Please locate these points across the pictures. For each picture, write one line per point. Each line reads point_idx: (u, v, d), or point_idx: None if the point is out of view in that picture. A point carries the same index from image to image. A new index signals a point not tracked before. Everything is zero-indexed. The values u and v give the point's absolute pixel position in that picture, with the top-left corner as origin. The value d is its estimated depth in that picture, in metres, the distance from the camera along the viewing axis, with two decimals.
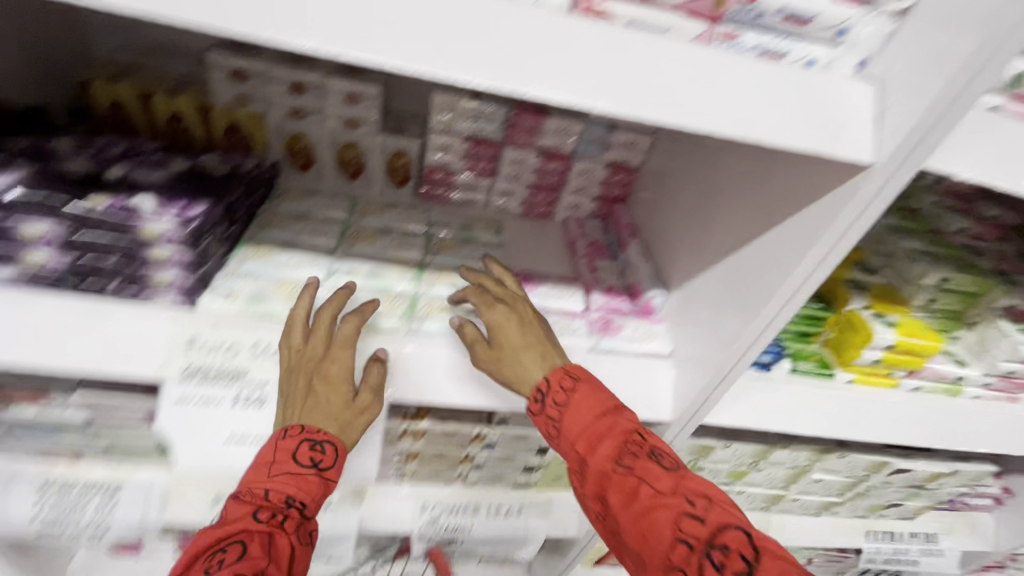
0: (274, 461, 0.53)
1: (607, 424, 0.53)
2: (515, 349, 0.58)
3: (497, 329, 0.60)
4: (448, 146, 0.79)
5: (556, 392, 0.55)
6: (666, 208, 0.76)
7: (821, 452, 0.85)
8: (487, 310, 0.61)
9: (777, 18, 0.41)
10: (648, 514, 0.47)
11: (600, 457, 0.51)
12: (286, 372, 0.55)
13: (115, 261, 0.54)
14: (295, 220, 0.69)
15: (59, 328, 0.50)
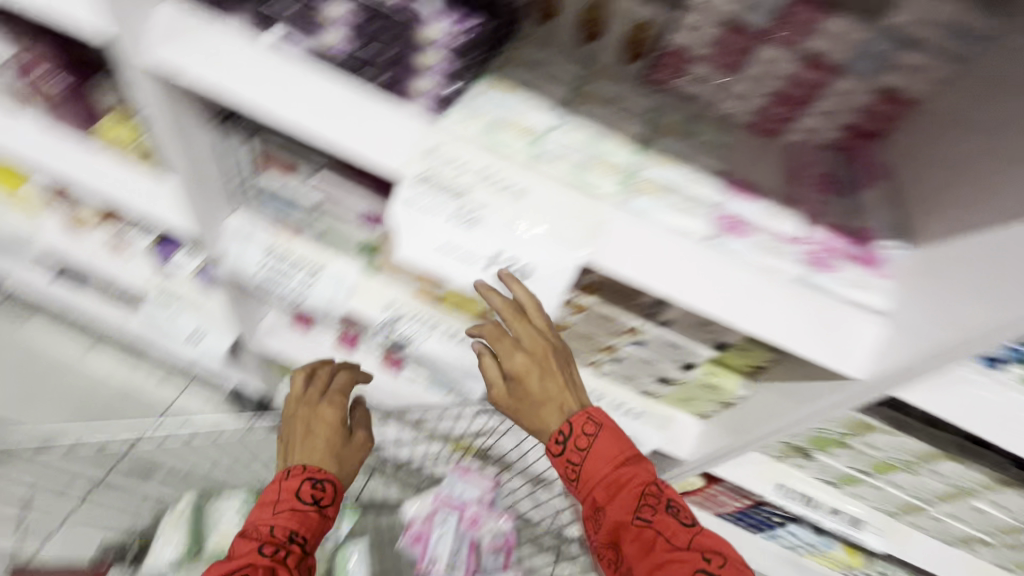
0: (277, 498, 0.75)
1: (623, 473, 0.68)
2: (539, 398, 0.69)
3: (518, 370, 0.67)
4: (699, 26, 0.64)
5: (580, 437, 0.68)
6: (943, 157, 0.64)
7: (1000, 480, 0.74)
8: (508, 357, 0.68)
9: None
10: (660, 562, 0.63)
11: (615, 510, 0.67)
12: (291, 416, 0.86)
13: (391, 56, 0.59)
14: (534, 63, 0.68)
15: (337, 105, 0.58)
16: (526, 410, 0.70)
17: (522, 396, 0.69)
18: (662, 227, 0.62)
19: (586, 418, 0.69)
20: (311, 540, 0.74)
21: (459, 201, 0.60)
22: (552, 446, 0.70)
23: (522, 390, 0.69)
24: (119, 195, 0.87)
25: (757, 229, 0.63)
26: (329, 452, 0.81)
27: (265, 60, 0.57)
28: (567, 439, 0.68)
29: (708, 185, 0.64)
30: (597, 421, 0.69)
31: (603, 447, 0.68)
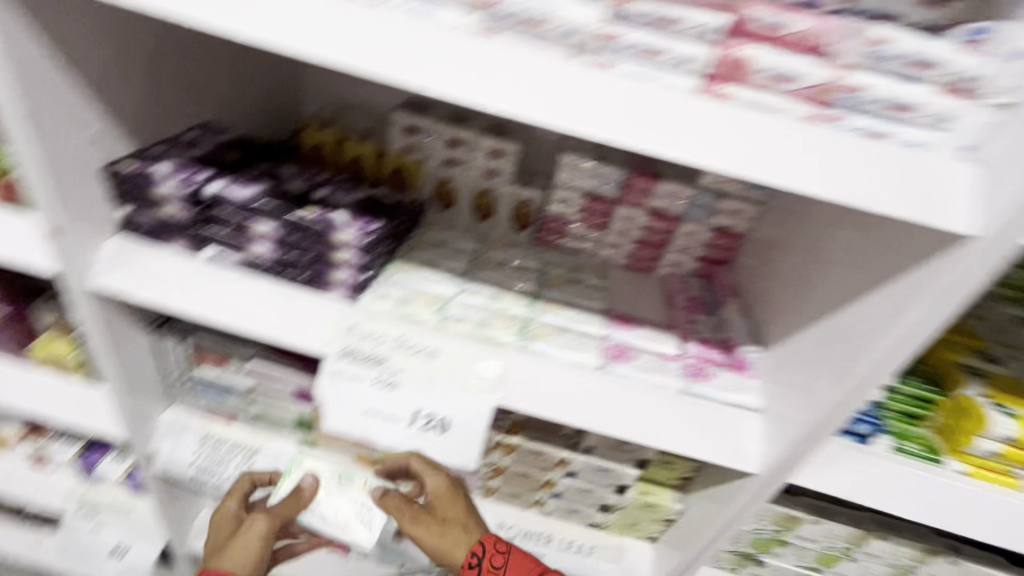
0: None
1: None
2: (456, 509, 0.77)
3: (438, 489, 0.76)
4: (567, 199, 0.91)
5: (495, 555, 0.72)
6: (780, 281, 0.78)
7: (906, 548, 0.79)
8: (432, 475, 0.77)
9: (903, 62, 0.45)
10: None
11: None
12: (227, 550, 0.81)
13: (309, 261, 0.69)
14: (435, 246, 0.84)
15: (261, 306, 0.68)
16: (444, 535, 0.76)
17: (437, 519, 0.77)
18: (567, 365, 0.69)
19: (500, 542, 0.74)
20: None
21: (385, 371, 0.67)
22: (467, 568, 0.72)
23: (438, 518, 0.77)
24: (59, 409, 0.91)
25: (643, 349, 0.73)
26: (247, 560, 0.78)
27: (197, 276, 0.69)
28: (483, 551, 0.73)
29: (591, 319, 0.76)
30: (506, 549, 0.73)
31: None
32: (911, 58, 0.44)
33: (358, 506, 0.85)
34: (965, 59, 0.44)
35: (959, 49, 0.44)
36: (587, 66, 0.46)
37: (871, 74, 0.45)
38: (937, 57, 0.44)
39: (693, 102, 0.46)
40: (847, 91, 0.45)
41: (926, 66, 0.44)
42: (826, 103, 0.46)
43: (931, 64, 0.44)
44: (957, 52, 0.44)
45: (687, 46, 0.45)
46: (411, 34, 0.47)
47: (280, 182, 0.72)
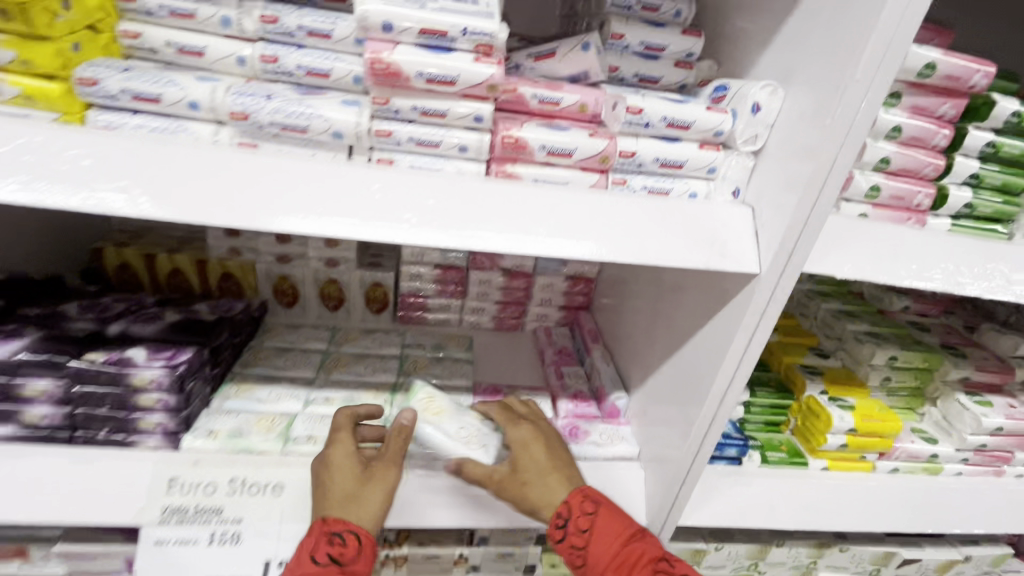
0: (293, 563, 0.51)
1: (637, 549, 0.54)
2: (540, 473, 0.58)
3: (520, 449, 0.59)
4: (420, 274, 0.87)
5: (579, 516, 0.55)
6: (633, 321, 0.80)
7: (804, 549, 0.82)
8: (514, 429, 0.61)
9: (664, 124, 0.48)
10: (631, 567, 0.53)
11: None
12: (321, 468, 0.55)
13: (107, 412, 0.59)
14: (278, 354, 0.76)
15: (44, 481, 0.55)
16: (528, 501, 0.57)
17: (518, 483, 0.57)
18: (436, 461, 0.64)
19: (582, 493, 0.57)
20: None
21: (220, 524, 0.57)
22: (551, 532, 0.56)
23: (519, 481, 0.58)
24: None
25: None
26: (358, 491, 0.54)
27: None
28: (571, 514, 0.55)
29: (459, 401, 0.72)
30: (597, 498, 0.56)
31: (604, 527, 0.55)
32: (672, 121, 0.48)
33: (478, 431, 0.61)
34: (714, 115, 0.48)
35: (708, 108, 0.48)
36: (368, 163, 0.44)
37: (639, 139, 0.48)
38: (691, 117, 0.48)
39: (485, 184, 0.45)
40: (622, 158, 0.48)
41: (684, 126, 0.48)
42: (606, 171, 0.48)
43: (688, 124, 0.48)
44: (708, 112, 0.48)
45: (463, 132, 0.45)
46: (156, 156, 0.41)
47: (58, 328, 0.61)
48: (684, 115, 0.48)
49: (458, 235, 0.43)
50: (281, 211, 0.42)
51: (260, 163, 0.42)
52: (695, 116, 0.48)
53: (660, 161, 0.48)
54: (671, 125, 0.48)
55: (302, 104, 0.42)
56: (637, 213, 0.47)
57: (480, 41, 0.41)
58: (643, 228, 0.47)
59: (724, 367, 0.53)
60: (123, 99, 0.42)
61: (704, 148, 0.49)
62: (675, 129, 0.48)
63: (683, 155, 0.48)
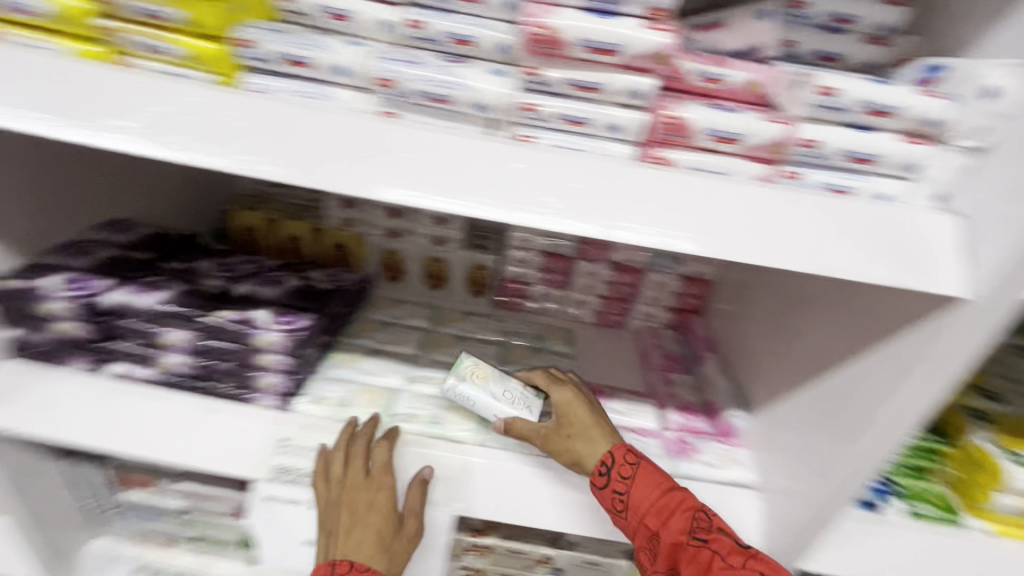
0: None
1: (677, 497, 0.53)
2: (586, 429, 0.57)
3: (565, 407, 0.58)
4: (525, 260, 0.84)
5: (623, 466, 0.54)
6: (758, 333, 0.72)
7: None
8: (559, 390, 0.60)
9: (863, 110, 0.40)
10: (679, 514, 0.52)
11: (674, 528, 0.51)
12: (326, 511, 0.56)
13: (231, 367, 0.61)
14: (383, 328, 0.77)
15: (177, 425, 0.59)
16: (571, 455, 0.56)
17: (563, 437, 0.57)
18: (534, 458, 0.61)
19: (625, 447, 0.55)
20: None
21: None
22: (593, 481, 0.55)
23: (565, 437, 0.57)
24: None
25: (620, 427, 0.66)
26: (381, 547, 0.54)
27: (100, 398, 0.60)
28: (615, 465, 0.54)
29: None
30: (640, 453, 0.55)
31: (651, 476, 0.54)
32: (873, 107, 0.40)
33: (523, 394, 0.60)
34: (926, 101, 0.40)
35: (921, 92, 0.40)
36: (510, 139, 0.41)
37: (822, 127, 0.41)
38: (897, 103, 0.40)
39: (635, 170, 0.40)
40: (800, 148, 0.41)
41: (886, 113, 0.40)
42: (778, 164, 0.42)
43: (890, 112, 0.40)
44: (920, 95, 0.40)
45: (617, 109, 0.40)
46: (302, 120, 0.40)
47: (193, 283, 0.65)
48: (886, 98, 0.40)
49: (604, 223, 0.39)
50: (417, 185, 0.39)
51: (400, 133, 0.40)
52: (903, 99, 0.40)
53: (849, 155, 0.41)
54: (871, 110, 0.40)
55: (447, 72, 0.40)
56: (815, 212, 0.39)
57: (652, 5, 0.37)
58: (822, 231, 0.39)
59: (902, 403, 0.45)
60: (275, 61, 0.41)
61: (908, 140, 0.41)
62: (872, 116, 0.40)
63: (878, 148, 0.40)
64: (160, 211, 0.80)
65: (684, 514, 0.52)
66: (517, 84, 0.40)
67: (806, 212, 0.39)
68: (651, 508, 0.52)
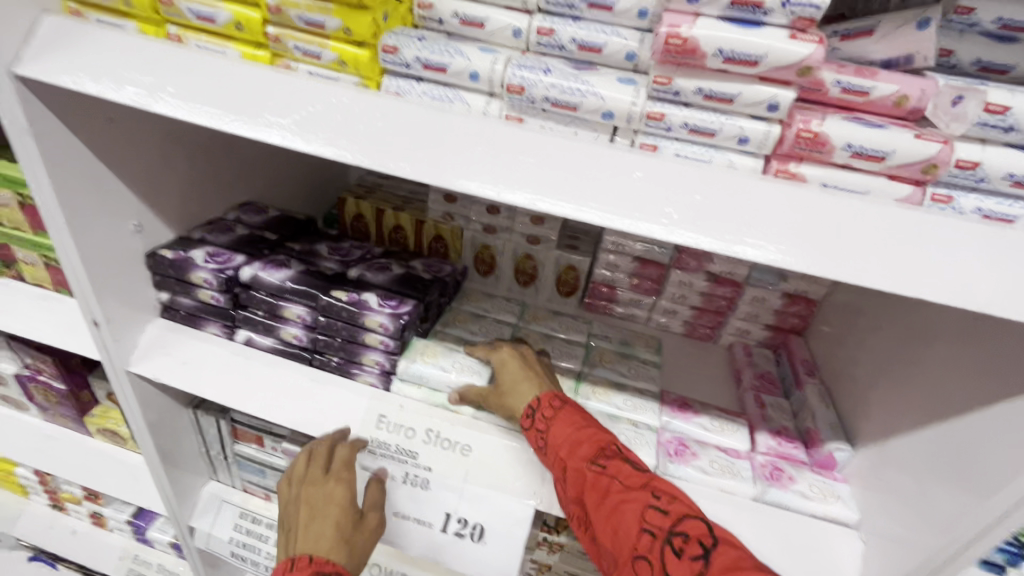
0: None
1: (588, 432, 0.55)
2: (515, 383, 0.61)
3: (501, 365, 0.64)
4: (616, 264, 0.83)
5: (545, 408, 0.58)
6: (869, 362, 0.67)
7: None
8: (496, 351, 0.66)
9: None
10: (583, 447, 0.54)
11: (579, 456, 0.53)
12: (291, 511, 0.58)
13: (341, 344, 0.67)
14: (474, 320, 0.79)
15: (290, 391, 0.65)
16: (506, 409, 0.60)
17: (499, 394, 0.61)
18: None
19: (552, 394, 0.59)
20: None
21: (413, 467, 0.62)
22: (521, 425, 0.59)
23: (500, 393, 0.61)
24: (113, 486, 0.94)
25: (707, 444, 0.64)
26: (340, 538, 0.55)
27: (228, 360, 0.67)
28: (537, 408, 0.58)
29: (645, 406, 0.68)
30: (563, 399, 0.58)
31: (568, 415, 0.57)
32: None
33: (470, 363, 0.67)
34: None
35: None
36: (631, 147, 0.41)
37: (983, 147, 0.37)
38: None
39: (761, 184, 0.39)
40: (955, 169, 0.37)
41: None
42: (925, 185, 0.39)
43: None
44: None
45: (747, 120, 0.39)
46: (433, 122, 0.42)
47: (313, 264, 0.71)
48: None
49: (725, 236, 0.38)
50: (537, 188, 0.40)
51: (524, 138, 0.41)
52: None
53: (1013, 179, 0.37)
54: None
55: (575, 80, 0.41)
56: (968, 242, 0.36)
57: (802, 14, 0.35)
58: (975, 262, 0.35)
59: None
60: (413, 67, 0.44)
61: None
62: None
63: None
64: (285, 196, 0.88)
65: (599, 449, 0.53)
66: (643, 92, 0.41)
67: (956, 240, 0.36)
68: (563, 442, 0.55)
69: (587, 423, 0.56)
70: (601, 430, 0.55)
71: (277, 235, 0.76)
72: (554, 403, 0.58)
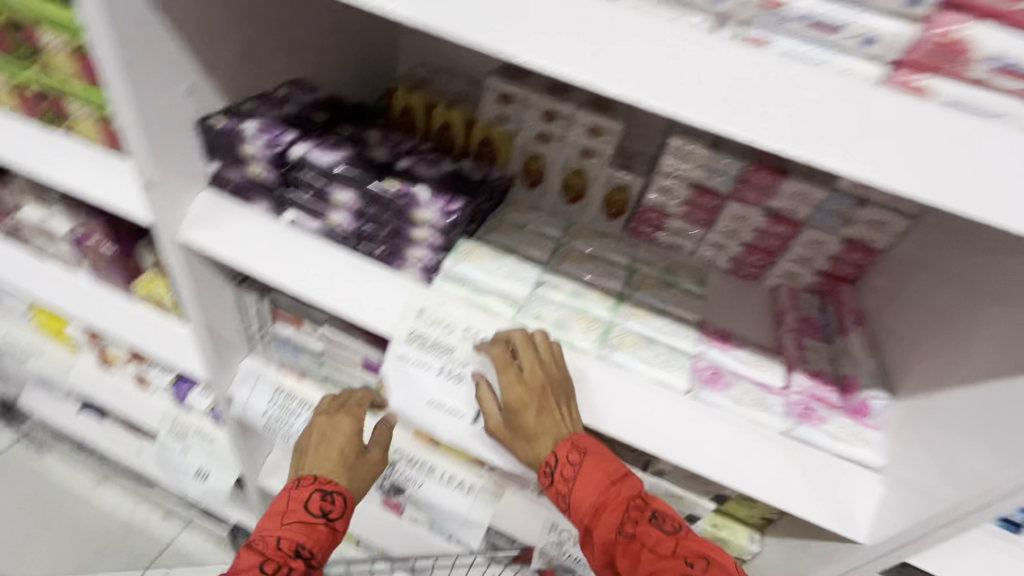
0: (287, 508, 0.65)
1: (616, 490, 0.59)
2: (530, 428, 0.60)
3: (513, 401, 0.60)
4: (670, 190, 0.79)
5: (566, 465, 0.59)
6: (925, 317, 0.64)
7: None
8: (506, 377, 0.60)
9: None
10: (608, 516, 0.58)
11: (607, 528, 0.58)
12: (304, 441, 0.72)
13: (386, 235, 0.66)
14: (517, 229, 0.77)
15: (335, 275, 0.66)
16: (519, 453, 0.62)
17: (517, 433, 0.61)
18: (649, 383, 0.62)
19: (572, 444, 0.59)
20: (318, 555, 0.65)
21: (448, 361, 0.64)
22: (542, 478, 0.61)
23: (514, 433, 0.62)
24: (157, 348, 0.99)
25: (741, 377, 0.64)
26: (342, 463, 0.70)
27: (276, 237, 0.68)
28: (557, 462, 0.59)
29: (684, 333, 0.67)
30: (584, 449, 0.60)
31: (590, 472, 0.59)
32: None
33: (515, 267, 0.68)
34: None
35: None
36: (735, 38, 0.37)
37: None
38: None
39: (878, 94, 0.34)
40: None
41: None
42: None
43: None
44: None
45: (877, 18, 0.36)
46: None
47: (363, 150, 0.69)
48: None
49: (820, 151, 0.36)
50: (625, 80, 0.38)
51: (615, 16, 0.37)
52: None
53: None
54: None
55: None
56: None
57: None
58: None
59: None
60: None
61: None
62: None
63: None
64: (335, 76, 0.85)
65: (627, 510, 0.58)
66: None
67: None
68: (587, 506, 0.59)
69: (618, 475, 0.59)
70: (626, 483, 0.60)
71: (326, 116, 0.73)
72: (579, 458, 0.59)
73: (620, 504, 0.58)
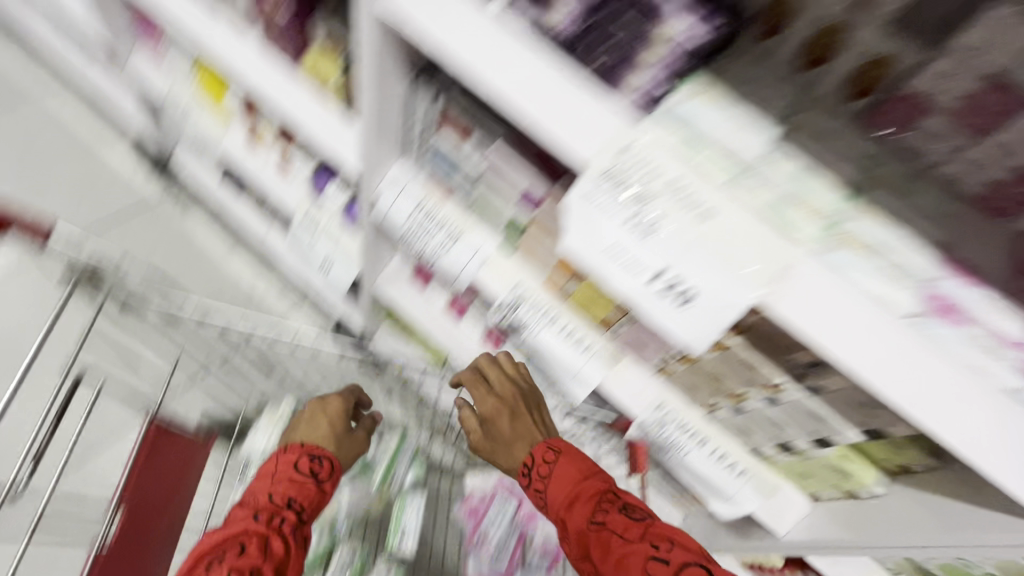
0: (275, 471, 0.88)
1: (589, 484, 0.88)
2: (509, 435, 1.00)
3: (489, 413, 1.01)
4: (953, 74, 0.45)
5: (543, 467, 0.92)
6: None
7: None
8: (486, 395, 1.01)
9: None
10: (584, 494, 0.87)
11: (580, 513, 0.85)
12: (293, 430, 1.00)
13: (616, 41, 0.58)
14: (733, 79, 0.57)
15: (539, 83, 0.58)
16: (495, 451, 1.03)
17: (496, 439, 1.02)
18: (868, 296, 0.52)
19: (547, 449, 0.94)
20: (306, 510, 0.85)
21: (636, 217, 0.57)
22: (523, 481, 0.96)
23: (495, 439, 1.02)
24: (314, 130, 0.98)
25: (978, 320, 0.52)
26: (330, 431, 0.99)
27: (483, 24, 0.59)
28: (534, 462, 0.94)
29: (924, 255, 0.54)
30: (557, 450, 0.93)
31: (563, 469, 0.91)
32: None
33: (749, 117, 0.57)
34: None
35: None
36: None
37: None
38: None
39: None
40: None
41: None
42: None
43: None
44: None
45: None
46: None
47: None
48: None
49: None
50: None
51: None
52: None
53: None
54: None
55: None
56: None
57: None
58: None
59: None
60: None
61: None
62: None
63: None
64: None
65: (599, 493, 0.86)
66: None
67: None
68: (557, 504, 0.89)
69: (591, 474, 0.89)
70: (600, 479, 0.87)
71: None
72: (562, 458, 0.92)
73: (588, 492, 0.87)
